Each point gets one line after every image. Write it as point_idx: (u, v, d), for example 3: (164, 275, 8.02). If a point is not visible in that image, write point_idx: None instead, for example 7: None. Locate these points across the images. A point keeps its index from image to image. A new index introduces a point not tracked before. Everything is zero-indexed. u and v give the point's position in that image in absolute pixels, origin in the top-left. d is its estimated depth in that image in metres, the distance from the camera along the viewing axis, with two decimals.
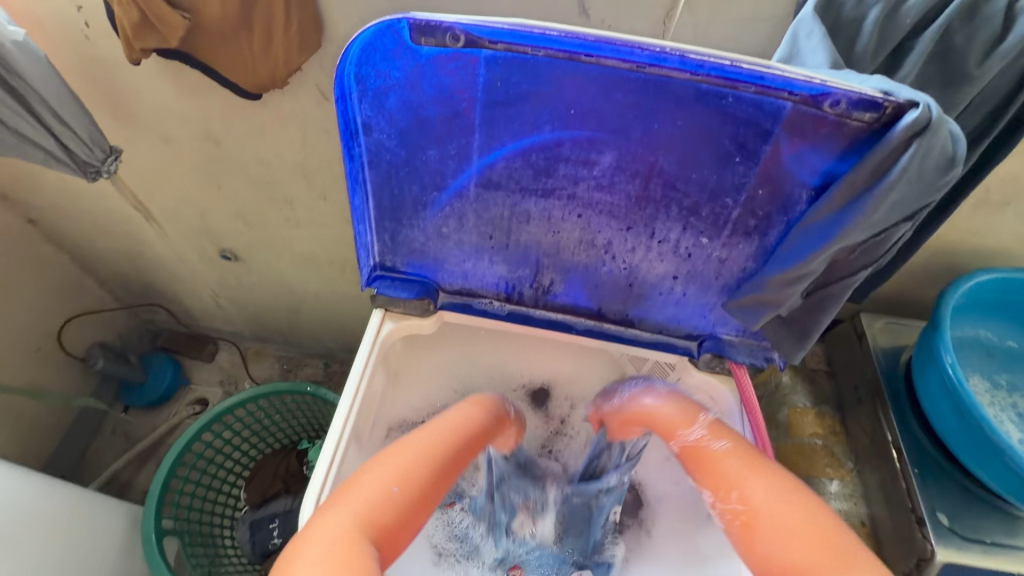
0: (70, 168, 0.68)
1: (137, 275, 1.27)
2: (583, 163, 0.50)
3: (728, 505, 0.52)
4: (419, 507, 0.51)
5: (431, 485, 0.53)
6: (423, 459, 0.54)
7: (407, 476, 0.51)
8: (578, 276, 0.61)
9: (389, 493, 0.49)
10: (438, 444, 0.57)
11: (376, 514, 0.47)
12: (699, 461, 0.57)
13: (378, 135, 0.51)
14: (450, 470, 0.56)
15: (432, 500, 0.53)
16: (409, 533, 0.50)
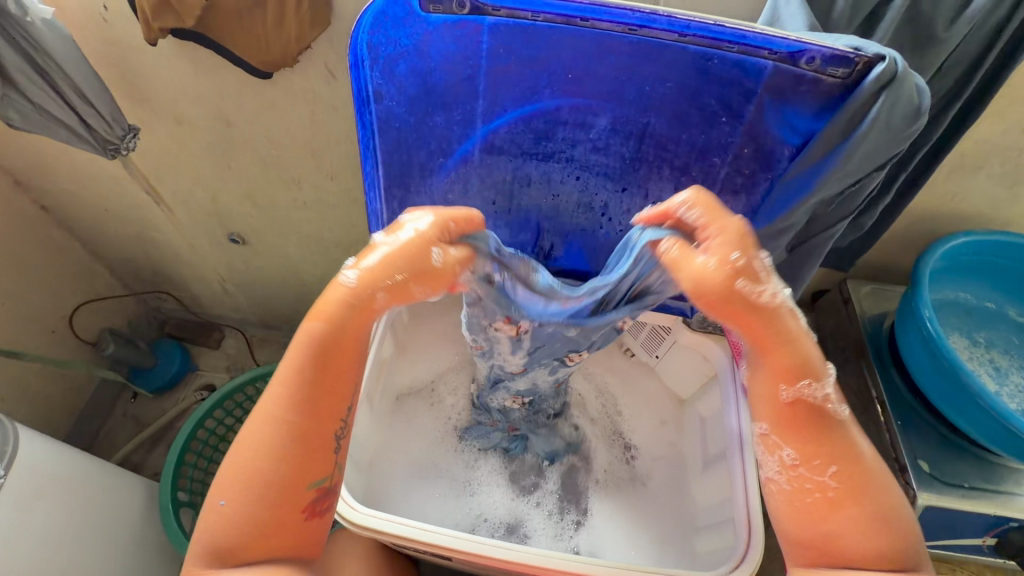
0: (92, 145, 0.72)
1: (146, 261, 1.30)
2: (580, 125, 0.53)
3: (816, 478, 0.45)
4: (289, 496, 0.46)
5: (291, 459, 0.46)
6: (266, 444, 0.46)
7: (238, 486, 0.45)
8: (577, 240, 0.64)
9: (227, 510, 0.45)
10: (293, 397, 0.46)
11: (227, 539, 0.45)
12: (815, 418, 0.46)
13: (388, 103, 0.54)
14: (314, 404, 0.46)
15: (311, 467, 0.47)
16: (294, 515, 0.46)
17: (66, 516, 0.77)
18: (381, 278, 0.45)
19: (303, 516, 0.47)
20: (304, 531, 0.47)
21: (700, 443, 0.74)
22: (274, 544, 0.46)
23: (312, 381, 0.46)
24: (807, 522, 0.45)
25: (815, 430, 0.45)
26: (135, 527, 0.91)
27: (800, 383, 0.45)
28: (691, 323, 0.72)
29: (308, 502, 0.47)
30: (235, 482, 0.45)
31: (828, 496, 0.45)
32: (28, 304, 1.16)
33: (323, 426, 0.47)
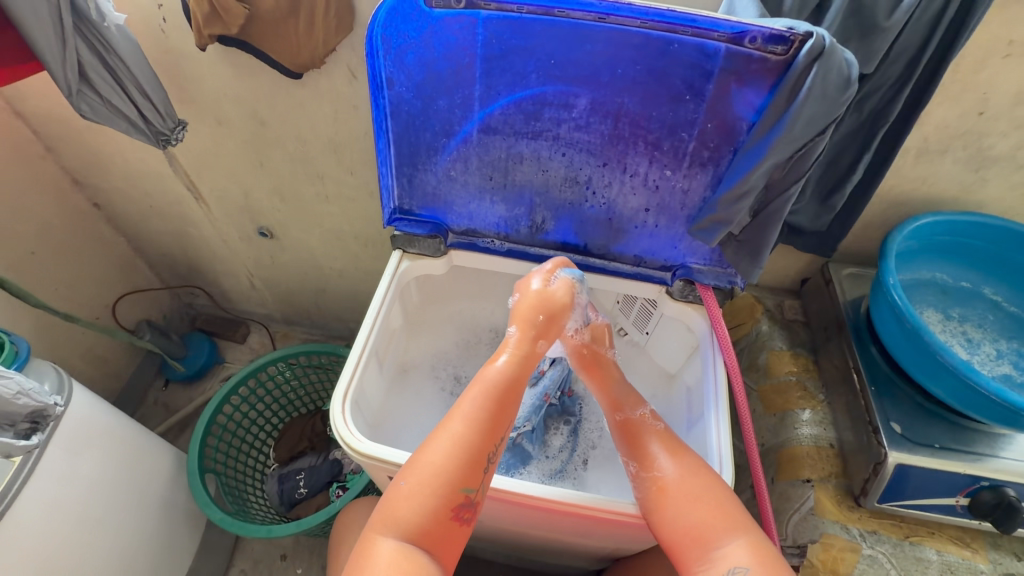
0: (147, 135, 0.83)
1: (182, 257, 1.42)
2: (563, 106, 0.62)
3: (653, 473, 0.63)
4: (450, 495, 0.56)
5: (460, 475, 0.56)
6: (445, 459, 0.57)
7: (418, 477, 0.57)
8: (566, 214, 0.72)
9: (404, 493, 0.56)
10: (460, 428, 0.58)
11: (403, 517, 0.55)
12: (638, 436, 0.67)
13: (399, 88, 0.63)
14: (471, 433, 0.58)
15: (469, 479, 0.57)
16: (447, 512, 0.56)
17: (106, 470, 0.85)
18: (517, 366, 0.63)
19: (451, 516, 0.56)
20: (454, 536, 0.57)
21: (685, 408, 0.79)
22: (428, 542, 0.55)
23: (482, 422, 0.59)
24: (674, 503, 0.60)
25: (647, 443, 0.66)
26: (165, 489, 0.98)
27: (629, 407, 0.69)
28: (672, 294, 0.75)
29: (457, 505, 0.56)
30: (398, 501, 0.56)
31: (660, 484, 0.62)
32: (77, 293, 1.28)
33: (485, 444, 0.58)
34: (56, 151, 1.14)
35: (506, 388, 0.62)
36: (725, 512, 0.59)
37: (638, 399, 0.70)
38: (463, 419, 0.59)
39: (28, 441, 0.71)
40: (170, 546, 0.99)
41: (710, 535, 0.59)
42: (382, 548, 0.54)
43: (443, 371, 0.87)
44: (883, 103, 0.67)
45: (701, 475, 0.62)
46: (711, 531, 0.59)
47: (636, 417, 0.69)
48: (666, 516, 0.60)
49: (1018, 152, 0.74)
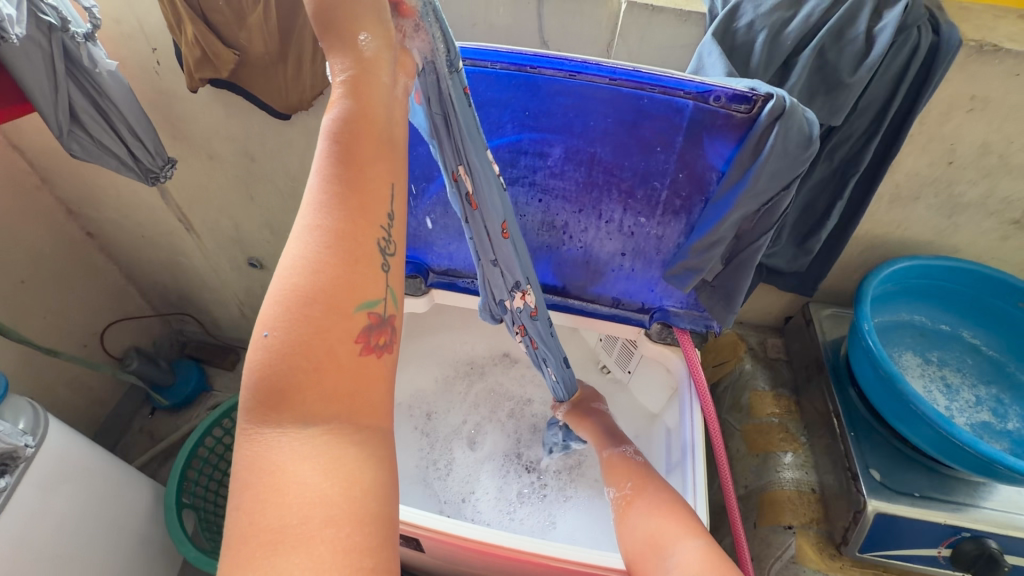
0: (136, 173, 0.84)
1: (174, 285, 1.42)
2: (538, 155, 0.63)
3: (625, 494, 0.66)
4: (340, 318, 0.35)
5: (347, 288, 0.35)
6: (309, 275, 0.34)
7: (286, 315, 0.34)
8: (544, 256, 0.73)
9: (278, 346, 0.33)
10: (317, 224, 0.35)
11: (287, 382, 0.33)
12: (617, 466, 0.70)
13: None
14: (336, 219, 0.36)
15: (369, 287, 0.36)
16: (347, 346, 0.35)
17: (78, 507, 0.83)
18: (361, 101, 0.37)
19: (357, 351, 0.36)
20: (371, 381, 0.36)
21: (664, 451, 0.78)
22: (338, 408, 0.34)
23: (340, 200, 0.36)
24: (637, 515, 0.63)
25: (626, 470, 0.69)
26: (139, 525, 0.97)
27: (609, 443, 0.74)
28: (651, 336, 0.76)
29: (359, 329, 0.36)
30: (271, 365, 0.33)
31: (628, 500, 0.65)
32: (66, 320, 1.28)
33: (363, 230, 0.37)
34: (51, 182, 1.16)
35: (353, 139, 0.37)
36: (682, 519, 0.59)
37: (620, 436, 0.74)
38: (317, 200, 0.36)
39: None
40: None
41: (665, 543, 0.57)
42: (283, 462, 0.31)
43: (418, 409, 0.88)
44: (853, 153, 0.69)
45: (665, 494, 0.64)
46: (666, 537, 0.58)
47: (617, 451, 0.72)
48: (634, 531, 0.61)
49: (988, 199, 0.75)
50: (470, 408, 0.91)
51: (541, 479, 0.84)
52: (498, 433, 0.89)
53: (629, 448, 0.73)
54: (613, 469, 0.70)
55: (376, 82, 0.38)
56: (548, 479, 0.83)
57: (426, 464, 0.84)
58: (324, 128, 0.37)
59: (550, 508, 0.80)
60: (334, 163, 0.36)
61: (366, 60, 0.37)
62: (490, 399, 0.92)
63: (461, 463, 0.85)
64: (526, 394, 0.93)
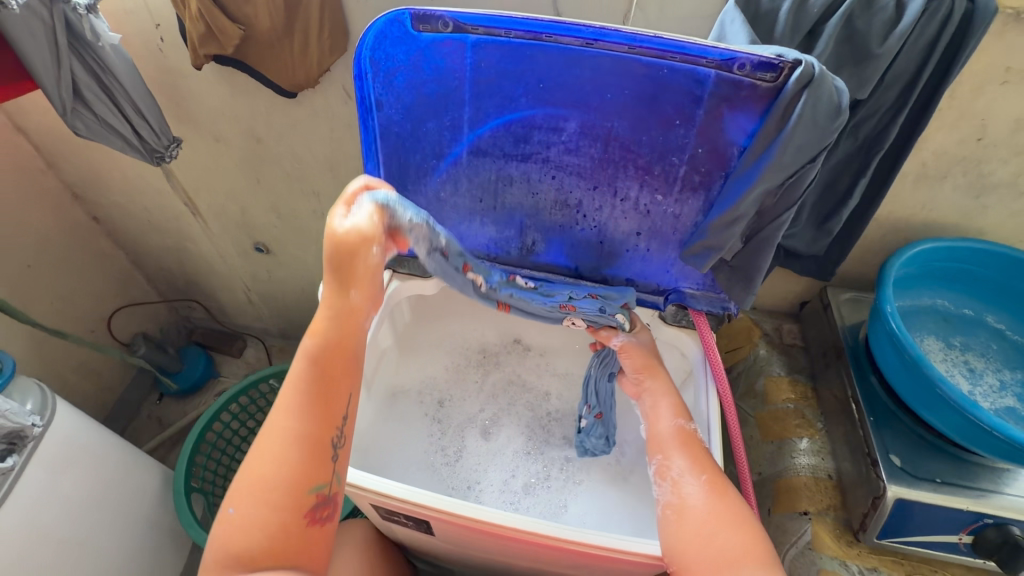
0: (141, 153, 0.83)
1: (181, 271, 1.42)
2: (553, 130, 0.61)
3: (693, 484, 0.61)
4: (295, 498, 0.53)
5: (316, 460, 0.55)
6: (301, 443, 0.55)
7: (250, 506, 0.53)
8: (557, 237, 0.71)
9: (240, 522, 0.52)
10: (313, 390, 0.56)
11: (244, 548, 0.51)
12: (687, 445, 0.64)
13: (388, 110, 0.63)
14: (302, 425, 0.55)
15: (317, 475, 0.54)
16: (297, 521, 0.53)
17: (88, 490, 0.83)
18: (331, 330, 0.58)
19: (306, 522, 0.54)
20: (315, 543, 0.54)
21: None
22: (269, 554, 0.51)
23: (312, 407, 0.56)
24: (711, 519, 0.58)
25: (693, 454, 0.63)
26: (149, 509, 0.96)
27: (679, 416, 0.67)
28: (665, 318, 0.75)
29: (308, 507, 0.54)
30: (238, 532, 0.52)
31: (699, 497, 0.60)
32: (73, 306, 1.28)
33: (323, 434, 0.56)
34: (57, 166, 1.15)
35: (320, 370, 0.57)
36: (758, 541, 0.56)
37: (683, 409, 0.68)
38: (304, 364, 0.57)
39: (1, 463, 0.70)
40: (154, 567, 0.97)
41: (739, 559, 0.55)
42: (233, 526, 0.52)
43: (428, 397, 0.87)
44: (879, 129, 0.66)
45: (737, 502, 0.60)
46: (741, 555, 0.55)
47: (682, 427, 0.66)
48: (687, 529, 0.58)
49: (1018, 179, 0.72)
50: (485, 397, 0.89)
51: (551, 463, 0.83)
52: (510, 424, 0.87)
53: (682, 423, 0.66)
54: (668, 443, 0.65)
55: (355, 323, 0.60)
56: (554, 470, 0.82)
57: (438, 449, 0.83)
58: (305, 349, 0.58)
59: (562, 494, 0.79)
60: (306, 379, 0.56)
61: (349, 305, 0.59)
62: (499, 387, 0.90)
63: (468, 451, 0.83)
64: (544, 387, 0.90)
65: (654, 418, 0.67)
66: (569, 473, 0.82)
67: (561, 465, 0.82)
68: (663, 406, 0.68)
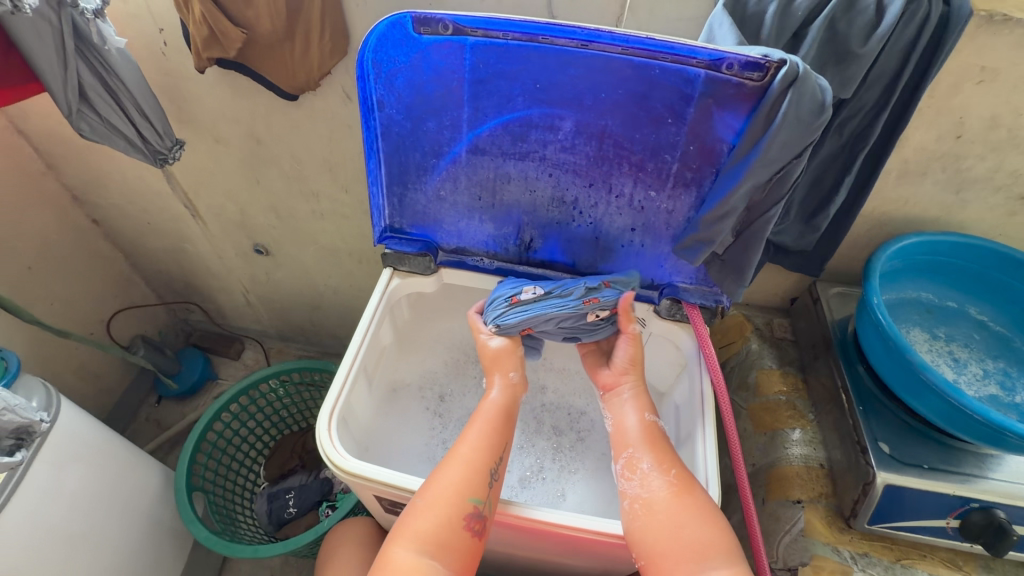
0: (144, 154, 0.85)
1: (179, 273, 1.43)
2: (549, 128, 0.63)
3: (663, 479, 0.63)
4: (461, 502, 0.60)
5: (480, 480, 0.62)
6: (468, 464, 0.63)
7: (432, 496, 0.61)
8: (554, 233, 0.73)
9: (420, 508, 0.60)
10: (489, 424, 0.67)
11: (419, 529, 0.59)
12: (653, 440, 0.67)
13: (389, 110, 0.65)
14: (482, 451, 0.64)
15: (476, 489, 0.61)
16: (458, 520, 0.59)
17: (92, 487, 0.84)
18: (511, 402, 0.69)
19: (464, 523, 0.60)
20: (468, 548, 0.60)
21: (673, 427, 0.80)
22: (421, 540, 0.58)
23: (490, 440, 0.66)
24: (679, 513, 0.60)
25: (661, 449, 0.66)
26: (150, 506, 0.97)
27: (645, 409, 0.69)
28: (660, 312, 0.76)
29: (467, 513, 0.60)
30: (418, 518, 0.59)
31: (673, 492, 0.62)
32: (73, 308, 1.29)
33: (490, 460, 0.64)
34: (56, 169, 1.16)
35: (506, 415, 0.68)
36: (726, 536, 0.59)
37: (648, 401, 0.71)
38: (491, 408, 0.68)
39: (10, 457, 0.71)
40: (156, 565, 0.98)
41: (707, 554, 0.58)
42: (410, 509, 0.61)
43: (429, 391, 0.90)
44: (862, 126, 0.69)
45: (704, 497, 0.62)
46: (710, 550, 0.58)
47: (646, 421, 0.68)
48: (654, 523, 0.60)
49: (996, 174, 0.75)
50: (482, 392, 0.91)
51: (549, 455, 0.84)
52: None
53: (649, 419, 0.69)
54: (634, 438, 0.67)
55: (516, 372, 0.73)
56: (551, 460, 0.84)
57: (436, 444, 0.85)
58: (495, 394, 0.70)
59: (559, 484, 0.81)
60: (488, 417, 0.68)
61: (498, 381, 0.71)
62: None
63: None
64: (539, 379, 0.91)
65: (621, 415, 0.70)
66: (562, 463, 0.83)
67: (556, 454, 0.84)
68: (632, 400, 0.70)
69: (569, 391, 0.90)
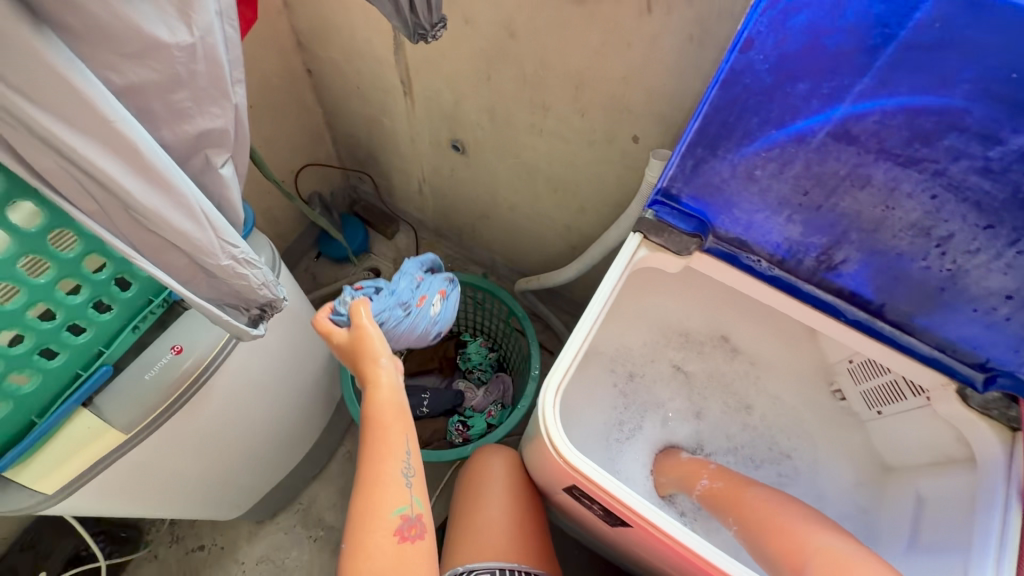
0: (405, 26, 0.74)
1: (366, 144, 1.41)
2: (981, 138, 0.44)
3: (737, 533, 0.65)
4: (384, 522, 0.62)
5: (397, 485, 0.64)
6: (365, 467, 0.65)
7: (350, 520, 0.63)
8: (880, 263, 0.56)
9: (362, 548, 0.61)
10: (371, 424, 0.67)
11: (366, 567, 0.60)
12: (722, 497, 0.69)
13: (754, 56, 0.49)
14: (369, 450, 0.65)
15: (397, 498, 0.63)
16: (391, 539, 0.62)
17: (285, 348, 0.87)
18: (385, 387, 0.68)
19: (399, 539, 0.62)
20: (409, 553, 0.62)
21: (909, 523, 0.66)
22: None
23: (372, 433, 0.66)
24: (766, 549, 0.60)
25: (747, 500, 0.67)
26: (318, 370, 1.02)
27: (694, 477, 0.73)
28: (969, 401, 0.59)
29: (398, 526, 0.63)
30: (362, 555, 0.60)
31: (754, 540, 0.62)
32: (272, 153, 1.32)
33: (381, 454, 0.65)
34: (291, 9, 1.12)
35: (384, 394, 0.68)
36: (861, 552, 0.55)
37: (698, 465, 0.74)
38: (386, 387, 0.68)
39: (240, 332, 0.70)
40: (306, 421, 1.05)
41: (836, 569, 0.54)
42: (358, 547, 0.61)
43: (620, 366, 0.82)
44: None
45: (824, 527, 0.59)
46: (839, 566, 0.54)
47: (704, 487, 0.72)
48: (834, 564, 0.54)
49: None
50: (677, 390, 0.84)
51: None
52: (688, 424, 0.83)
53: (709, 481, 0.72)
54: (719, 503, 0.69)
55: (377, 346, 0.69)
56: None
57: (623, 428, 0.80)
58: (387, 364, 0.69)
59: None
60: (373, 396, 0.68)
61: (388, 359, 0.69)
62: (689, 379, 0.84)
63: (645, 435, 0.81)
64: (748, 398, 0.83)
65: (679, 474, 0.75)
66: None
67: None
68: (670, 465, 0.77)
69: (778, 424, 0.81)
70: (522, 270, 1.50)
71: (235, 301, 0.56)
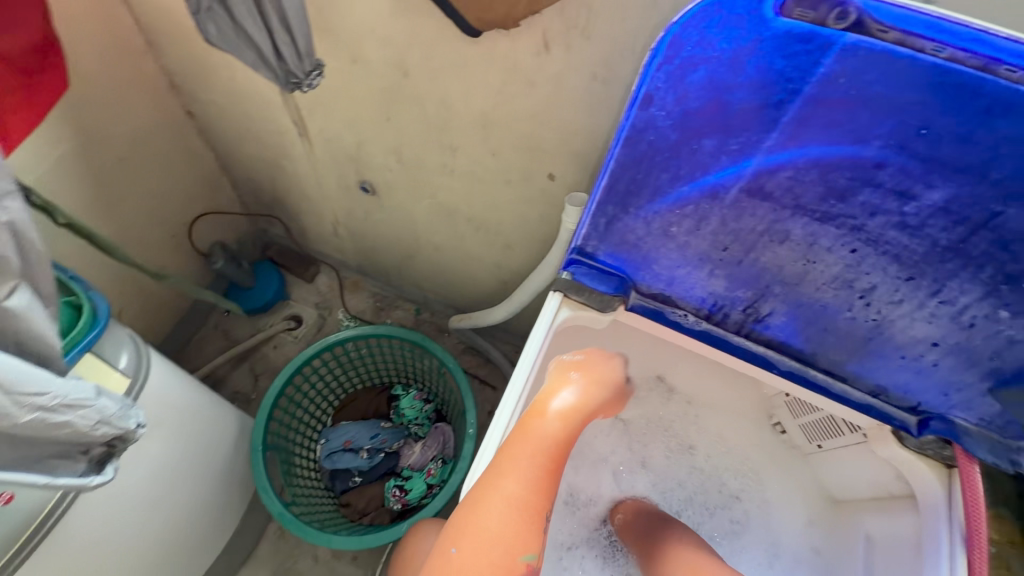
0: (275, 75, 0.65)
1: (269, 187, 1.28)
2: (897, 193, 0.41)
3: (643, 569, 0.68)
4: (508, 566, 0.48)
5: (535, 530, 0.50)
6: (505, 500, 0.49)
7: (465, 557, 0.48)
8: (807, 315, 0.53)
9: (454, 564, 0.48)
10: (544, 465, 0.52)
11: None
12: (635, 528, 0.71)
13: (656, 111, 0.43)
14: (523, 491, 0.50)
15: (529, 545, 0.49)
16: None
17: (175, 449, 0.76)
18: (567, 426, 0.54)
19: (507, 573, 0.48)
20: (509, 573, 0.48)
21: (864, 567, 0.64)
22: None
23: (540, 471, 0.51)
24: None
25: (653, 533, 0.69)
26: (227, 458, 0.90)
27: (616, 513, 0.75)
28: (906, 442, 0.57)
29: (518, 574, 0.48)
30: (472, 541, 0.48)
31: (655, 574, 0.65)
32: (157, 207, 1.17)
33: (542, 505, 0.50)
34: (157, 48, 0.98)
35: (565, 419, 0.54)
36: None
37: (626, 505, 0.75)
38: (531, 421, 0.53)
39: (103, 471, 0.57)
40: (223, 514, 0.93)
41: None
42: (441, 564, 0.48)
43: None
44: None
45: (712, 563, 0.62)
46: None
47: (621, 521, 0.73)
48: None
49: None
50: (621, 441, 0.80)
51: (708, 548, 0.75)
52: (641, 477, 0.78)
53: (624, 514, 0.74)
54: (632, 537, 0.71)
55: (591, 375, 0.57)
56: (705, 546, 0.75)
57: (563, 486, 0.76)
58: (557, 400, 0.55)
59: None
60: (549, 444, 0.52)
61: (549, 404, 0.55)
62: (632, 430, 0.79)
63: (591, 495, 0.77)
64: (690, 438, 0.80)
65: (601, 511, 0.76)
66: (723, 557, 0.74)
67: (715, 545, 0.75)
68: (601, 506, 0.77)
69: (724, 467, 0.78)
70: (455, 305, 1.42)
71: (65, 450, 0.52)
